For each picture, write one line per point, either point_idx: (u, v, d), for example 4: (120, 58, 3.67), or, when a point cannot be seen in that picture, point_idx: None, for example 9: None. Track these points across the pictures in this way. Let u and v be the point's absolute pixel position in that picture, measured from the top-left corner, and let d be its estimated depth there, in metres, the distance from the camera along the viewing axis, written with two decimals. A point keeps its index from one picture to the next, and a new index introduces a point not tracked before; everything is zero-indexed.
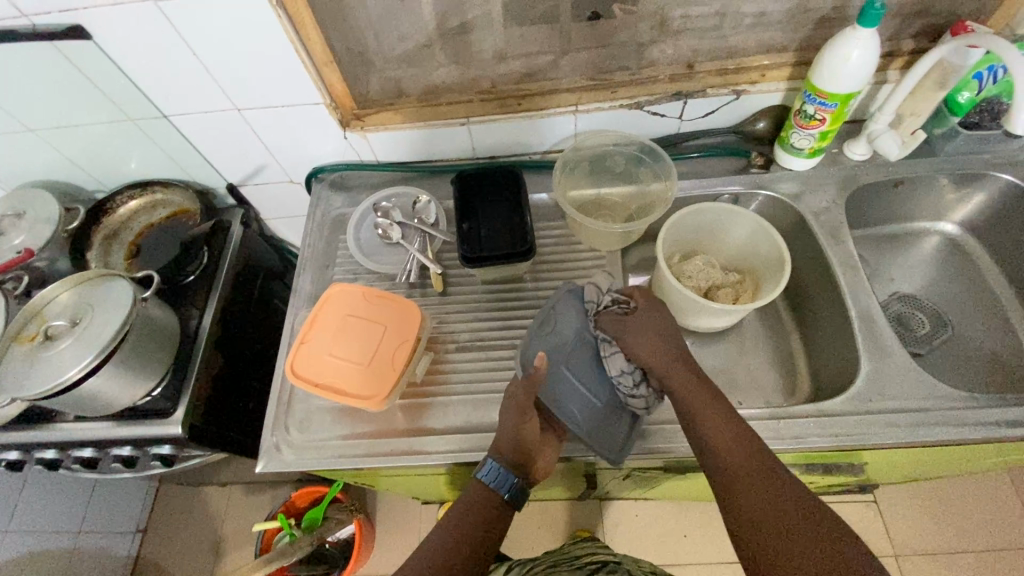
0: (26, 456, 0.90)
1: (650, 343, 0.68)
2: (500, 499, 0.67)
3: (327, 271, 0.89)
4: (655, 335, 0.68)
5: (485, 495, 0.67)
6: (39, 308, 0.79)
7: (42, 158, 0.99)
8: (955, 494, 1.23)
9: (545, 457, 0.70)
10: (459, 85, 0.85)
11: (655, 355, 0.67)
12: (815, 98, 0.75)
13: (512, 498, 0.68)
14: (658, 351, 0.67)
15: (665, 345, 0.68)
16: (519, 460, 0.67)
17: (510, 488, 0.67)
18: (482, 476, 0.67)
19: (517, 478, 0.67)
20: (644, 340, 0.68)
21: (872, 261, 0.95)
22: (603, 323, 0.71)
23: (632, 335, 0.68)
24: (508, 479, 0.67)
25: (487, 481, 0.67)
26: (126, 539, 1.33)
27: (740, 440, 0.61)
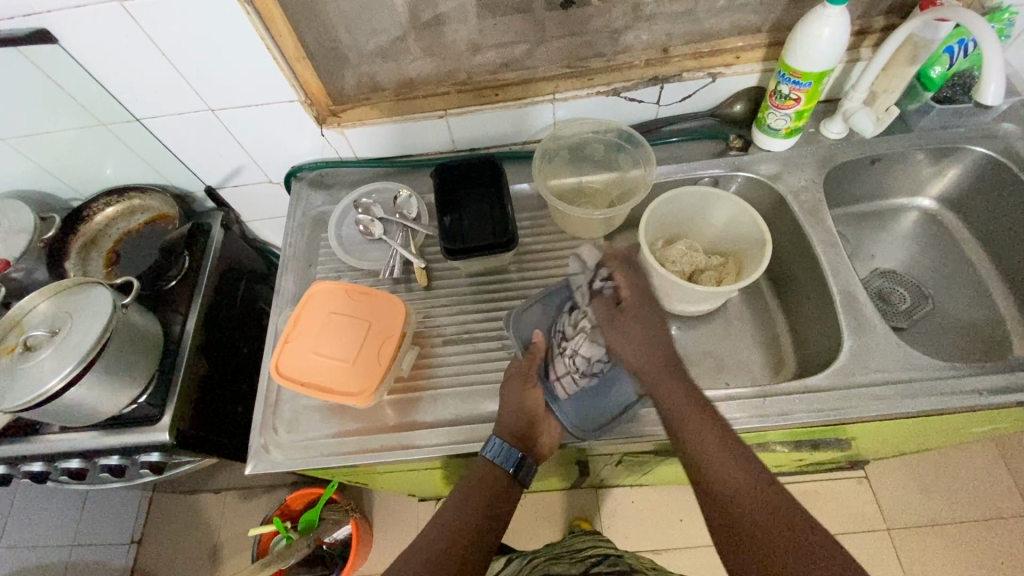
0: (12, 470, 0.88)
1: (637, 340, 0.67)
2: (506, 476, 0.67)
3: (310, 270, 0.88)
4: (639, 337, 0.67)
5: (489, 474, 0.67)
6: (18, 318, 0.78)
7: (14, 168, 0.97)
8: (943, 466, 1.25)
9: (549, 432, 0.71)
10: (436, 78, 0.84)
11: (645, 352, 0.67)
12: (788, 77, 0.76)
13: (518, 475, 0.67)
14: (649, 352, 0.67)
15: (654, 345, 0.67)
16: (521, 437, 0.68)
17: (514, 464, 0.67)
18: (487, 453, 0.67)
19: (522, 453, 0.67)
20: (635, 340, 0.67)
21: (853, 239, 0.96)
22: (596, 312, 0.70)
23: (617, 332, 0.68)
24: (515, 456, 0.67)
25: (491, 457, 0.67)
26: (120, 550, 1.32)
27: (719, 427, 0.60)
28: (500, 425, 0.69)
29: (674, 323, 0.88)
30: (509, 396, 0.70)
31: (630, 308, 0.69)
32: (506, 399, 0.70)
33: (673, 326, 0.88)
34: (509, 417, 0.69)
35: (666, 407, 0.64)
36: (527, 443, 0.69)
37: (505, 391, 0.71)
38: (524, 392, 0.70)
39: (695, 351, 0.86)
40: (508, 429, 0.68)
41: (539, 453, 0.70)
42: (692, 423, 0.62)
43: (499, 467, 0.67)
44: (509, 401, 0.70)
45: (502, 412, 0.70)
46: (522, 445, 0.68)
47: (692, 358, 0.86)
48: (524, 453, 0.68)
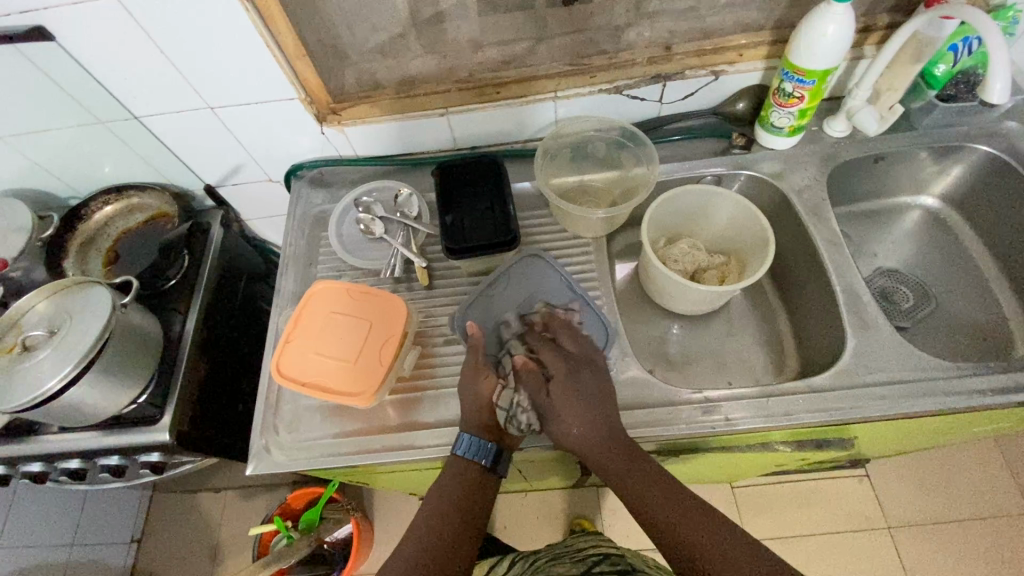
0: (11, 470, 0.88)
1: (575, 418, 0.64)
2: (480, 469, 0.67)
3: (311, 269, 0.88)
4: (577, 411, 0.64)
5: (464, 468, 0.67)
6: (17, 318, 0.78)
7: (12, 166, 0.96)
8: (944, 464, 1.25)
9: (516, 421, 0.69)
10: (437, 76, 0.83)
11: (587, 428, 0.64)
12: (793, 75, 0.75)
13: (494, 466, 0.67)
14: (588, 424, 0.64)
15: (597, 417, 0.64)
16: (493, 428, 0.68)
17: (489, 458, 0.67)
18: (460, 451, 0.67)
19: (495, 445, 0.67)
20: (570, 415, 0.64)
21: (856, 238, 0.95)
22: (528, 389, 0.67)
23: (553, 408, 0.65)
24: (489, 449, 0.67)
25: (464, 454, 0.66)
26: (120, 549, 1.32)
27: (672, 493, 0.62)
28: (466, 421, 0.68)
29: (676, 322, 0.88)
30: (467, 391, 0.68)
31: (579, 371, 0.67)
32: (465, 396, 0.68)
33: (675, 325, 0.88)
34: (472, 413, 0.67)
35: (614, 477, 0.63)
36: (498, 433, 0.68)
37: (462, 387, 0.68)
38: (481, 387, 0.68)
39: (697, 351, 0.86)
40: (476, 423, 0.67)
41: (510, 441, 0.69)
42: (638, 484, 0.62)
43: (472, 462, 0.67)
44: (470, 397, 0.68)
45: (465, 408, 0.68)
46: (494, 437, 0.68)
47: (694, 358, 0.85)
48: (496, 446, 0.67)
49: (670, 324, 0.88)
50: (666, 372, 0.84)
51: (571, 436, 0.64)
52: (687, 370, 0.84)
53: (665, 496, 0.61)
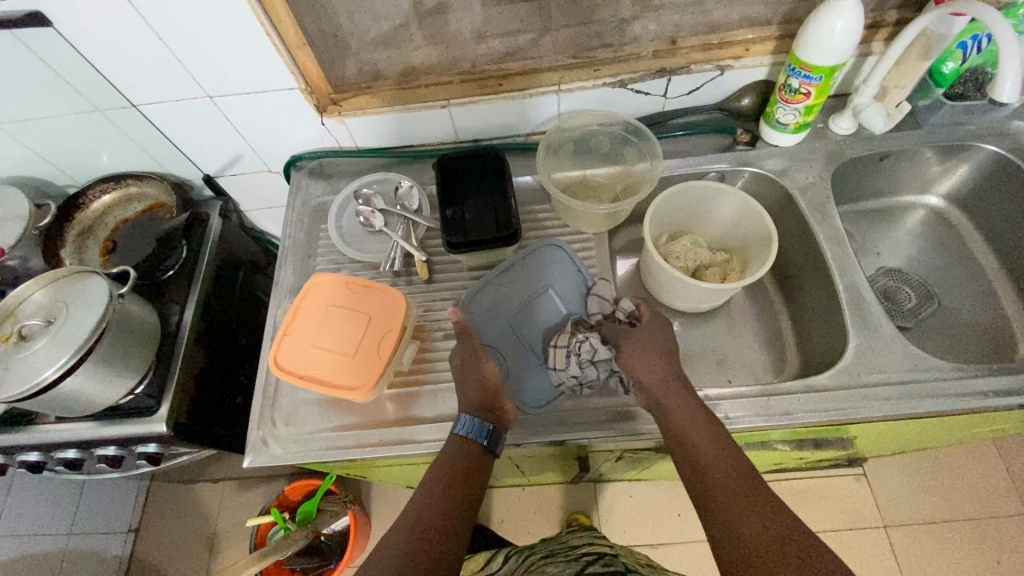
0: (8, 458, 0.88)
1: (644, 358, 0.66)
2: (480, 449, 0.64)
3: (310, 261, 0.87)
4: (651, 354, 0.67)
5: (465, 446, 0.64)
6: (13, 308, 0.77)
7: (10, 153, 0.95)
8: (942, 465, 1.25)
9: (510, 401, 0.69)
10: (439, 67, 0.82)
11: (655, 363, 0.66)
12: (799, 72, 0.74)
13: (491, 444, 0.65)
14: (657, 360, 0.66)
15: (660, 364, 0.66)
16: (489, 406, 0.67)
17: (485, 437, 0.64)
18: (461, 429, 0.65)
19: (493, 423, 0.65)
20: (642, 355, 0.67)
21: (859, 236, 0.95)
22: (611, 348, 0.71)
23: (629, 346, 0.68)
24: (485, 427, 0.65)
25: (464, 433, 0.64)
26: (118, 539, 1.32)
27: (725, 453, 0.58)
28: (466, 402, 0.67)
29: (677, 319, 0.88)
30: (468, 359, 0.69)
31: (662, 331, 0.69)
32: (462, 378, 0.68)
33: (675, 323, 0.87)
34: (472, 393, 0.67)
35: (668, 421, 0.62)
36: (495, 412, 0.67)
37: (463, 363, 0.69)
38: (480, 367, 0.68)
39: (697, 348, 0.85)
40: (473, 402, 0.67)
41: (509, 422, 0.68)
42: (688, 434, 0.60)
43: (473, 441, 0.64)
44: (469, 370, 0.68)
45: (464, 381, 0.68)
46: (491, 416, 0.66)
47: (694, 356, 0.85)
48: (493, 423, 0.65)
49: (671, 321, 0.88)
50: None
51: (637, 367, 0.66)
52: (688, 368, 0.84)
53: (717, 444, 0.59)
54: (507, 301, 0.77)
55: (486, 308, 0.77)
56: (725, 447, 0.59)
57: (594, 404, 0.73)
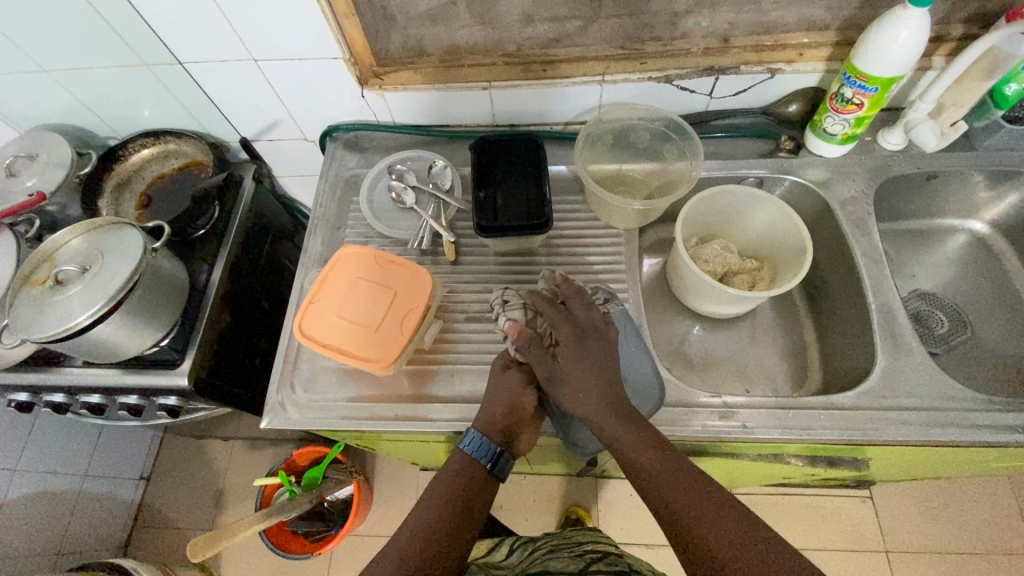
0: (35, 398, 0.91)
1: (576, 383, 0.63)
2: (482, 472, 0.65)
3: (339, 233, 0.87)
4: (584, 376, 0.63)
5: (468, 467, 0.65)
6: (50, 252, 0.79)
7: (56, 101, 0.97)
8: (952, 496, 1.23)
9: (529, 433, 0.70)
10: (484, 48, 0.82)
11: (584, 397, 0.62)
12: (854, 80, 0.72)
13: (495, 469, 0.66)
14: (592, 391, 0.63)
15: (596, 385, 0.63)
16: (506, 433, 0.67)
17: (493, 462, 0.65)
18: (465, 446, 0.66)
19: (499, 446, 0.65)
20: (570, 378, 0.64)
21: (896, 256, 0.92)
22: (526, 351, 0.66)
23: (557, 375, 0.64)
24: (493, 450, 0.65)
25: (470, 452, 0.65)
26: (129, 484, 1.36)
27: (661, 453, 0.59)
28: (487, 421, 0.66)
29: (698, 324, 0.87)
30: (502, 388, 0.67)
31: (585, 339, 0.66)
32: (496, 394, 0.67)
33: (697, 326, 0.87)
34: (500, 413, 0.66)
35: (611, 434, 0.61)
36: (508, 440, 0.67)
37: (495, 383, 0.68)
38: (526, 392, 0.67)
39: (716, 356, 0.85)
40: (493, 425, 0.66)
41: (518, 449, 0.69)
42: (626, 437, 0.60)
43: (476, 463, 0.65)
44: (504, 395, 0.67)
45: (490, 403, 0.67)
46: (503, 438, 0.66)
47: (715, 362, 0.84)
48: (503, 447, 0.66)
49: (692, 325, 0.87)
50: (684, 374, 0.83)
51: (575, 403, 0.63)
52: (705, 374, 0.83)
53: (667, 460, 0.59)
54: None
55: None
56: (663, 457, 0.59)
57: None
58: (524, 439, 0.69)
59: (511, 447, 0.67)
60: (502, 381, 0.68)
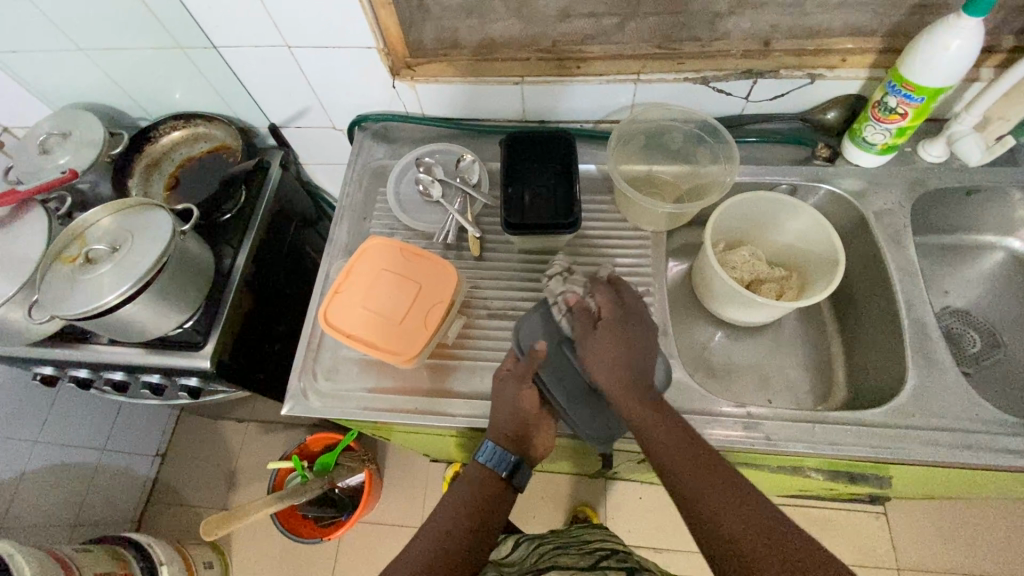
0: (59, 372, 0.93)
1: (611, 358, 0.61)
2: (499, 481, 0.66)
3: (364, 223, 0.87)
4: (619, 348, 0.62)
5: (486, 477, 0.66)
6: (80, 230, 0.80)
7: (91, 80, 0.98)
8: (968, 517, 1.21)
9: (544, 432, 0.69)
10: (518, 43, 0.80)
11: (618, 369, 0.61)
12: (899, 89, 0.69)
13: (513, 479, 0.67)
14: (623, 366, 0.61)
15: (627, 359, 0.61)
16: (516, 440, 0.67)
17: (509, 469, 0.66)
18: (481, 459, 0.66)
19: (514, 455, 0.66)
20: (604, 350, 0.62)
21: (928, 271, 0.90)
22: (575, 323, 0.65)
23: (593, 346, 0.63)
24: (507, 459, 0.66)
25: (484, 463, 0.66)
26: (145, 460, 1.40)
27: (688, 444, 0.56)
28: (495, 431, 0.67)
29: (722, 330, 0.86)
30: (501, 397, 0.67)
31: (628, 313, 0.65)
32: (499, 403, 0.67)
33: (720, 333, 0.86)
34: (504, 421, 0.66)
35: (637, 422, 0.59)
36: (523, 447, 0.67)
37: (500, 390, 0.67)
38: (522, 393, 0.66)
39: (739, 364, 0.84)
40: (502, 434, 0.66)
41: (535, 454, 0.69)
42: (649, 424, 0.58)
43: (492, 474, 0.66)
44: (504, 402, 0.67)
45: (495, 414, 0.67)
46: (517, 447, 0.67)
47: (738, 370, 0.83)
48: (518, 457, 0.66)
49: (715, 332, 0.86)
50: (706, 381, 0.82)
51: (606, 376, 0.61)
52: (727, 382, 0.82)
53: (692, 452, 0.55)
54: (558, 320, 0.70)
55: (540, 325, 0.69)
56: (692, 450, 0.56)
57: None
58: (540, 441, 0.68)
59: (527, 454, 0.68)
60: (500, 390, 0.67)
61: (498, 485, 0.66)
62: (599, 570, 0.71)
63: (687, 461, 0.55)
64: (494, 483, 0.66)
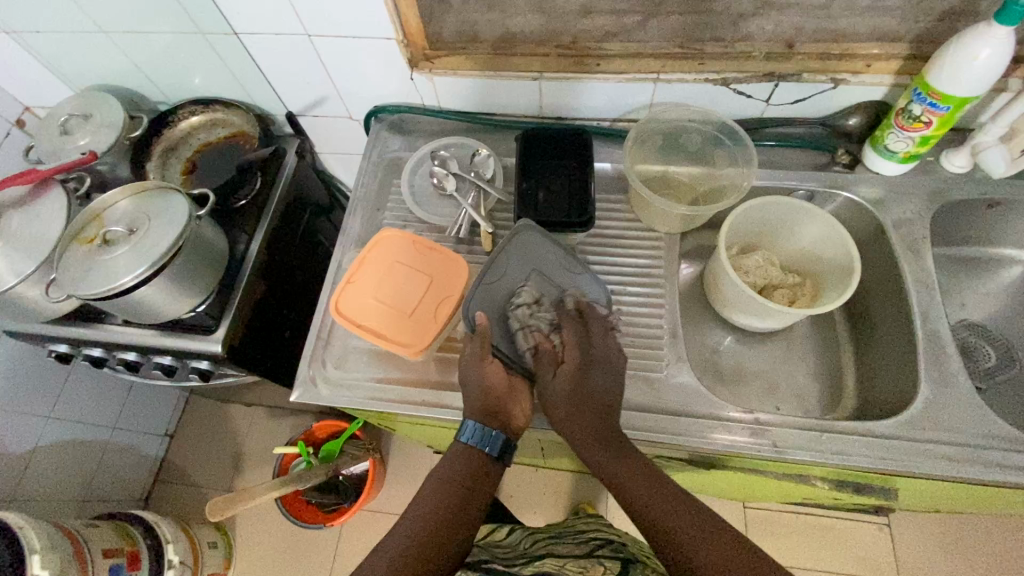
0: (73, 350, 0.94)
1: (571, 399, 0.65)
2: (484, 459, 0.65)
3: (378, 214, 0.88)
4: (582, 393, 0.65)
5: (469, 455, 0.65)
6: (98, 211, 0.81)
7: (112, 63, 0.99)
8: (972, 532, 1.20)
9: (520, 403, 0.68)
10: (538, 38, 0.80)
11: (584, 421, 0.64)
12: (925, 97, 0.68)
13: (498, 455, 0.65)
14: (584, 411, 0.65)
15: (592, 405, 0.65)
16: (495, 414, 0.66)
17: (495, 447, 0.65)
18: (465, 439, 0.65)
19: (498, 431, 0.65)
20: (566, 395, 0.65)
21: (945, 283, 0.89)
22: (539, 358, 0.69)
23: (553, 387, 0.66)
24: (492, 436, 0.64)
25: (470, 443, 0.65)
26: (154, 440, 1.42)
27: (644, 472, 0.62)
28: (473, 406, 0.65)
29: (731, 335, 0.86)
30: (469, 375, 0.66)
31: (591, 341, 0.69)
32: (468, 380, 0.66)
33: (730, 337, 0.85)
34: (476, 397, 0.65)
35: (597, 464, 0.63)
36: (504, 420, 0.66)
37: (466, 369, 0.67)
38: (486, 367, 0.66)
39: (748, 369, 0.83)
40: (480, 410, 0.65)
41: (517, 426, 0.67)
42: (611, 462, 0.63)
43: (477, 452, 0.65)
44: (474, 382, 0.66)
45: (467, 391, 0.66)
46: (499, 422, 0.66)
47: (746, 376, 0.83)
48: (502, 433, 0.65)
49: (725, 336, 0.86)
50: (714, 385, 0.82)
51: (571, 429, 0.65)
52: (736, 387, 0.82)
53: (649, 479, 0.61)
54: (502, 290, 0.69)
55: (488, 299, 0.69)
56: (650, 476, 0.61)
57: (641, 406, 0.72)
58: (517, 411, 0.67)
59: (509, 429, 0.66)
60: (467, 368, 0.66)
61: (482, 462, 0.65)
62: (595, 558, 0.72)
63: (646, 486, 0.61)
64: (480, 461, 0.65)
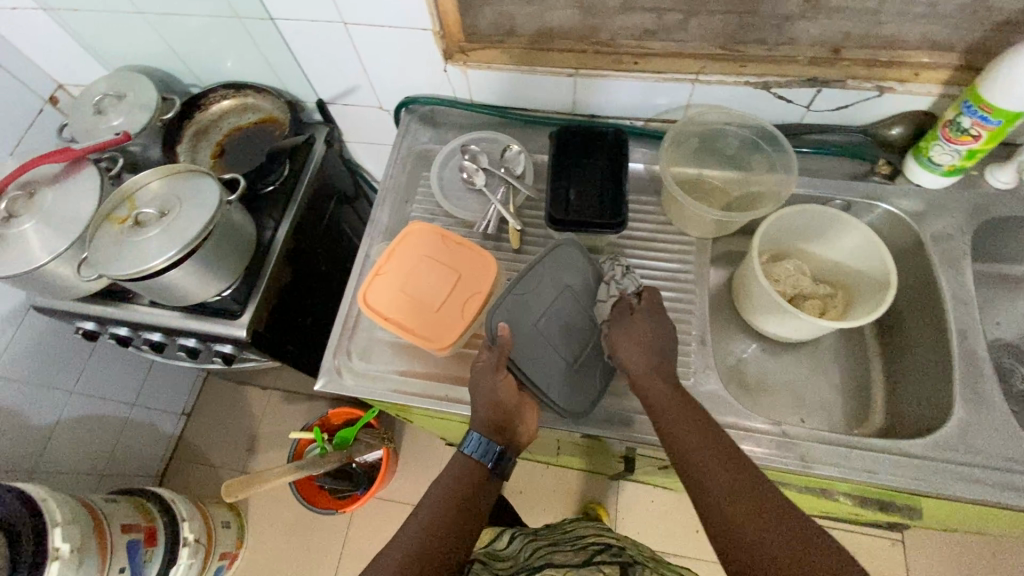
0: (100, 328, 0.95)
1: (642, 346, 0.64)
2: (484, 472, 0.64)
3: (406, 206, 0.87)
4: (647, 346, 0.64)
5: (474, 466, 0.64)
6: (130, 192, 0.81)
7: (147, 43, 1.00)
8: (988, 553, 1.18)
9: (526, 420, 0.67)
10: (577, 34, 0.79)
11: (652, 376, 0.62)
12: (976, 110, 0.66)
13: (496, 470, 0.65)
14: (652, 364, 0.62)
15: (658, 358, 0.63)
16: (500, 429, 0.65)
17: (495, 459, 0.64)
18: (466, 450, 0.64)
19: (500, 446, 0.64)
20: (636, 344, 0.64)
21: (980, 300, 0.87)
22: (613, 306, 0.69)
23: (624, 329, 0.66)
24: (494, 451, 0.64)
25: (471, 454, 0.64)
26: (172, 418, 1.45)
27: (712, 443, 0.56)
28: (478, 419, 0.65)
29: (758, 343, 0.84)
30: (479, 386, 0.65)
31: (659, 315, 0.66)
32: (477, 391, 0.65)
33: (755, 345, 0.84)
34: (482, 410, 0.64)
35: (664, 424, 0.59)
36: (507, 434, 0.65)
37: (476, 380, 0.65)
38: (497, 381, 0.64)
39: (774, 379, 0.82)
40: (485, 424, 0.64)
41: (519, 442, 0.66)
42: (677, 427, 0.58)
43: (478, 465, 0.64)
44: (483, 393, 0.64)
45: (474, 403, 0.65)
46: (501, 436, 0.65)
47: (772, 386, 0.81)
48: (504, 447, 0.65)
49: (751, 344, 0.84)
50: (739, 394, 0.81)
51: (642, 380, 0.62)
52: (760, 397, 0.81)
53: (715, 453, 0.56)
54: (533, 308, 0.70)
55: (513, 314, 0.68)
56: (719, 449, 0.56)
57: None
58: (523, 426, 0.66)
59: (511, 445, 0.66)
60: (477, 380, 0.65)
61: (483, 475, 0.64)
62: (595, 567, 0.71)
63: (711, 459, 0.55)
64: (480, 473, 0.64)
